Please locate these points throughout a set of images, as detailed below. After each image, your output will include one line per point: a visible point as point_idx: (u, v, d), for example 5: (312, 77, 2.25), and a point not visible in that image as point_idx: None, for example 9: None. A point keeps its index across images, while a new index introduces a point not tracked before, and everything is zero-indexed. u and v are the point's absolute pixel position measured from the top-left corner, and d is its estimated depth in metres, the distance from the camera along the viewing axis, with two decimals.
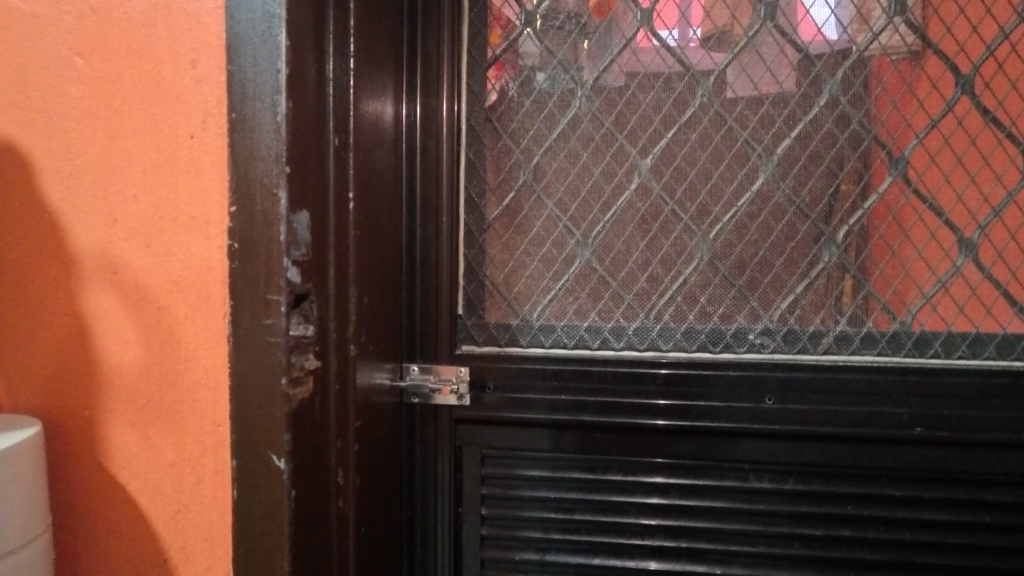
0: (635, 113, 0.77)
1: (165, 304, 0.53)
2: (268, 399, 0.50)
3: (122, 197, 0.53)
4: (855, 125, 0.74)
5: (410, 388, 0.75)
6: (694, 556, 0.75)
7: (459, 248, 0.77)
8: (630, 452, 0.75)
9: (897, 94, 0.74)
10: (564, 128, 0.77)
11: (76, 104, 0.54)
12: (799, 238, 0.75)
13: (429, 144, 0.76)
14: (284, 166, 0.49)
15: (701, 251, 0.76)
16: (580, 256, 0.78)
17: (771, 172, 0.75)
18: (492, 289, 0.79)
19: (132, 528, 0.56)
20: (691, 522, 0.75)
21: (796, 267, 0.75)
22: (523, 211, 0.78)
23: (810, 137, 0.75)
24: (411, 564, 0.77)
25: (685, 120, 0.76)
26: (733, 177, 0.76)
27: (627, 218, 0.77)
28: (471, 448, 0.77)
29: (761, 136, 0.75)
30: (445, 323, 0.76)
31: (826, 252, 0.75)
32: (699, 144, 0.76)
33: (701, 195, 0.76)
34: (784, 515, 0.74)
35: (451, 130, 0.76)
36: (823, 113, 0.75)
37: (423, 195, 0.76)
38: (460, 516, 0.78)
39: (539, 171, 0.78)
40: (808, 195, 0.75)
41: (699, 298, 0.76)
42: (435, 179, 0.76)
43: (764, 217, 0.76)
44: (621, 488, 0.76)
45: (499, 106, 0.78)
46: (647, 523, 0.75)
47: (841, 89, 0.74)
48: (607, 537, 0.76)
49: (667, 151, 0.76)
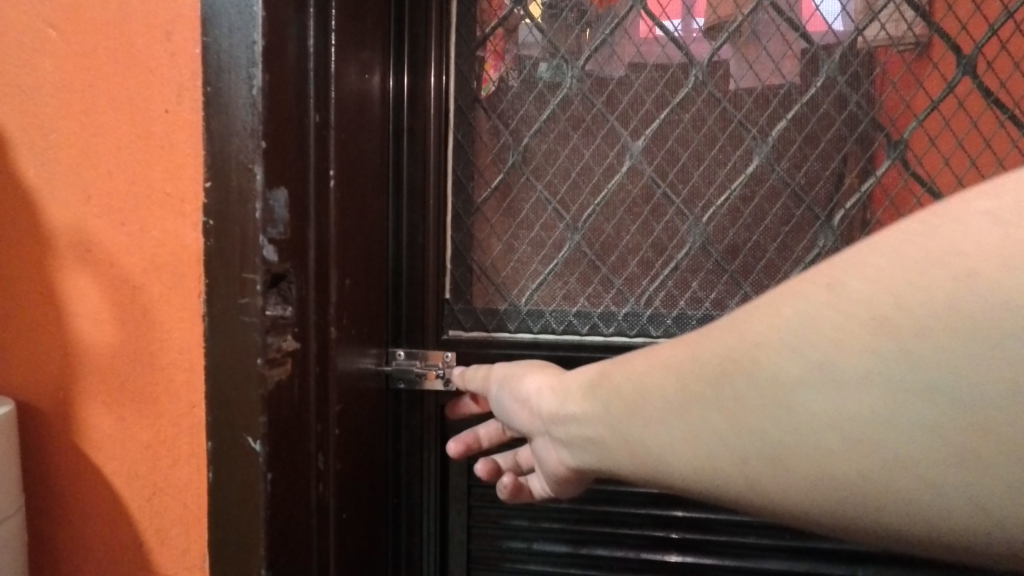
0: (627, 94, 0.75)
1: (140, 284, 0.52)
2: (244, 380, 0.49)
3: (97, 173, 0.52)
4: (853, 106, 0.73)
5: (396, 372, 0.73)
6: (685, 548, 0.75)
7: (447, 232, 0.76)
8: None
9: (897, 76, 0.72)
10: (554, 109, 0.76)
11: (49, 77, 0.52)
12: (793, 222, 0.74)
13: (417, 125, 0.74)
14: (260, 140, 0.47)
15: (693, 236, 0.75)
16: (570, 241, 0.77)
17: (765, 155, 0.74)
18: (480, 273, 0.78)
19: (107, 510, 0.55)
20: (679, 511, 0.75)
21: (790, 253, 0.74)
22: (513, 193, 0.77)
23: (806, 119, 0.73)
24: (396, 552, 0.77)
25: (678, 101, 0.74)
26: (727, 160, 0.74)
27: (617, 201, 0.76)
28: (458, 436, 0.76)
29: (756, 118, 0.74)
30: (431, 308, 0.75)
31: (821, 237, 0.73)
32: (692, 125, 0.75)
33: (694, 178, 0.75)
34: None
35: (439, 110, 0.74)
36: (820, 94, 0.73)
37: (410, 177, 0.74)
38: (447, 504, 0.78)
39: (528, 153, 0.77)
40: (803, 178, 0.74)
41: (691, 284, 0.75)
42: (421, 160, 0.74)
43: (759, 201, 0.74)
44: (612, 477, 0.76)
45: (493, 93, 0.77)
46: (636, 512, 0.76)
47: (838, 69, 0.73)
48: (596, 525, 0.76)
49: (660, 133, 0.75)
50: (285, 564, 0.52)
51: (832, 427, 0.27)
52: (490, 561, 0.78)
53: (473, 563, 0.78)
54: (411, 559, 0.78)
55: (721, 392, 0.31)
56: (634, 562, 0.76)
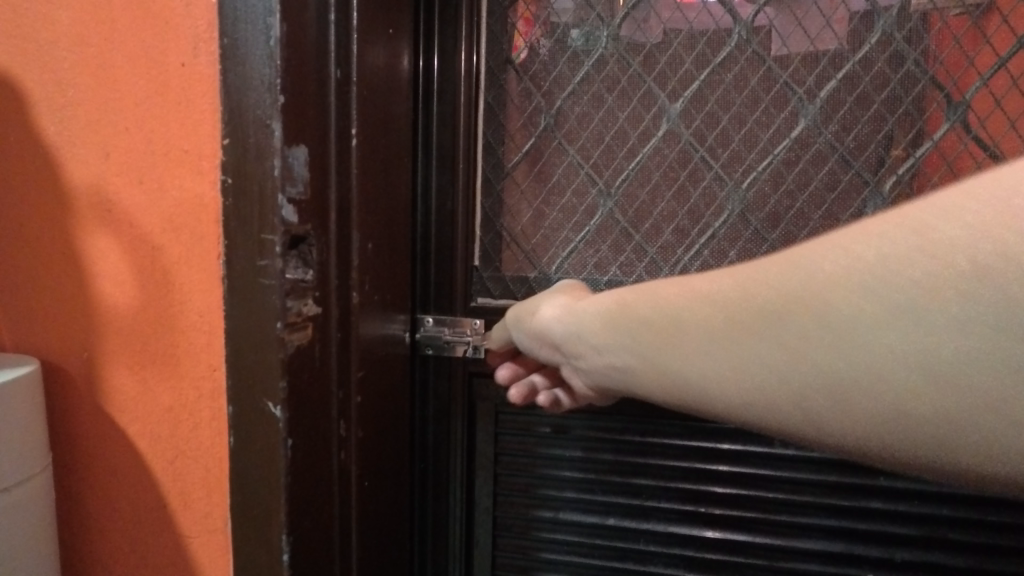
0: (665, 55, 0.73)
1: (160, 244, 0.51)
2: (264, 344, 0.48)
3: (114, 130, 0.51)
4: (910, 65, 0.69)
5: (423, 339, 0.74)
6: (716, 523, 0.73)
7: (477, 197, 0.75)
8: (650, 414, 0.73)
9: (961, 32, 0.69)
10: (588, 70, 0.74)
11: (66, 31, 0.51)
12: (840, 188, 0.73)
13: (447, 88, 0.71)
14: (278, 95, 0.45)
15: (732, 203, 0.74)
16: (602, 207, 0.76)
17: (812, 117, 0.72)
18: (509, 240, 0.77)
19: (131, 471, 0.55)
20: (710, 487, 0.73)
21: (836, 221, 0.73)
22: (545, 156, 0.76)
23: (858, 78, 0.71)
24: (421, 517, 0.77)
25: (719, 61, 0.72)
26: (770, 123, 0.72)
27: (653, 165, 0.75)
28: (485, 403, 0.76)
29: (803, 78, 0.71)
30: (461, 275, 0.74)
31: (870, 204, 0.72)
32: (734, 86, 0.73)
33: (734, 142, 0.73)
34: (813, 484, 0.71)
35: (470, 73, 0.71)
36: (874, 51, 0.70)
37: (440, 143, 0.72)
38: (473, 472, 0.77)
39: (560, 116, 0.75)
40: (853, 142, 0.72)
41: (728, 253, 0.75)
42: (452, 124, 0.72)
43: (803, 165, 0.73)
44: (641, 450, 0.74)
45: (529, 62, 0.75)
46: (666, 486, 0.74)
47: (896, 26, 0.69)
48: (624, 498, 0.75)
49: (699, 95, 0.73)
50: (307, 529, 0.52)
51: (909, 364, 0.26)
52: (516, 531, 0.78)
53: (499, 531, 0.78)
54: (435, 524, 0.78)
55: (781, 325, 0.30)
56: (663, 535, 0.74)
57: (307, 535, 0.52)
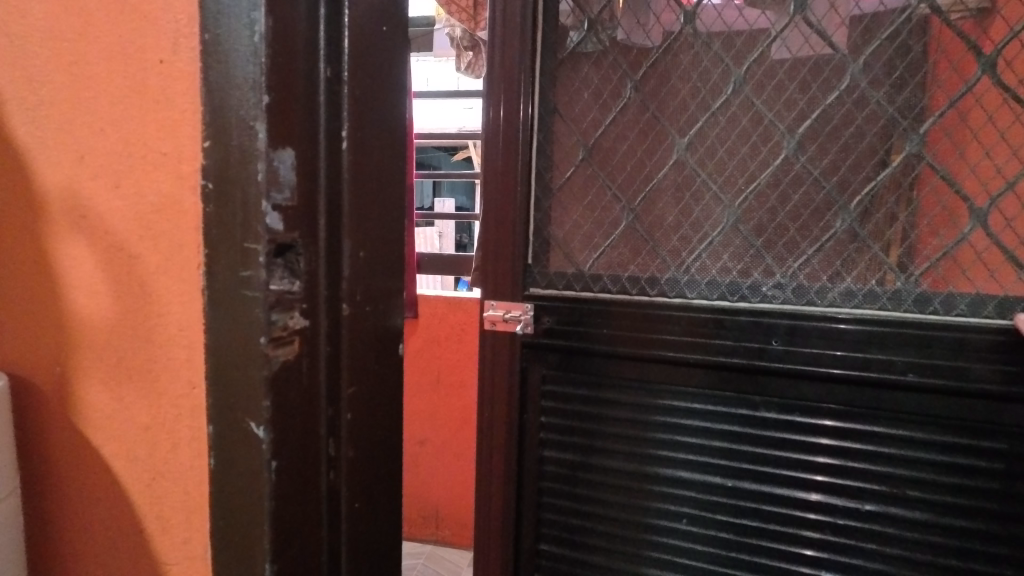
0: (672, 95, 1.35)
1: (137, 253, 0.48)
2: (247, 361, 0.45)
3: (89, 130, 0.48)
4: (874, 106, 1.21)
5: (489, 316, 1.50)
6: (703, 455, 1.35)
7: (531, 211, 1.46)
8: (684, 382, 1.35)
9: (930, 73, 1.17)
10: (615, 113, 1.41)
11: (38, 26, 0.48)
12: (820, 199, 1.26)
13: (511, 130, 1.44)
14: (263, 95, 0.43)
15: (725, 218, 1.33)
16: (626, 221, 1.41)
17: (792, 149, 1.28)
18: (552, 244, 1.48)
19: (106, 494, 0.52)
20: (712, 439, 1.33)
21: (807, 232, 1.27)
22: (578, 182, 1.45)
23: (829, 116, 1.25)
24: (495, 454, 1.55)
25: (717, 106, 1.32)
26: (757, 155, 1.31)
27: (666, 186, 1.38)
28: (533, 364, 1.50)
29: (784, 118, 1.28)
30: (520, 271, 1.47)
31: (839, 220, 1.25)
32: (727, 126, 1.32)
33: (725, 171, 1.33)
34: (792, 433, 1.28)
35: (525, 126, 1.43)
36: (844, 95, 1.23)
37: (524, 160, 1.44)
38: (523, 413, 1.52)
39: (594, 147, 1.43)
40: (823, 168, 1.26)
41: (722, 257, 1.33)
42: (517, 159, 1.44)
43: (788, 182, 1.29)
44: (701, 449, 1.35)
45: (559, 81, 1.44)
46: (677, 435, 1.36)
47: (861, 73, 1.21)
48: (683, 454, 1.36)
49: (702, 133, 1.34)
50: (293, 557, 0.49)
51: None
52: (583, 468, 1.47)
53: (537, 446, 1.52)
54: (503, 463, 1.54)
55: None
56: (725, 495, 1.34)
57: (292, 562, 0.49)
